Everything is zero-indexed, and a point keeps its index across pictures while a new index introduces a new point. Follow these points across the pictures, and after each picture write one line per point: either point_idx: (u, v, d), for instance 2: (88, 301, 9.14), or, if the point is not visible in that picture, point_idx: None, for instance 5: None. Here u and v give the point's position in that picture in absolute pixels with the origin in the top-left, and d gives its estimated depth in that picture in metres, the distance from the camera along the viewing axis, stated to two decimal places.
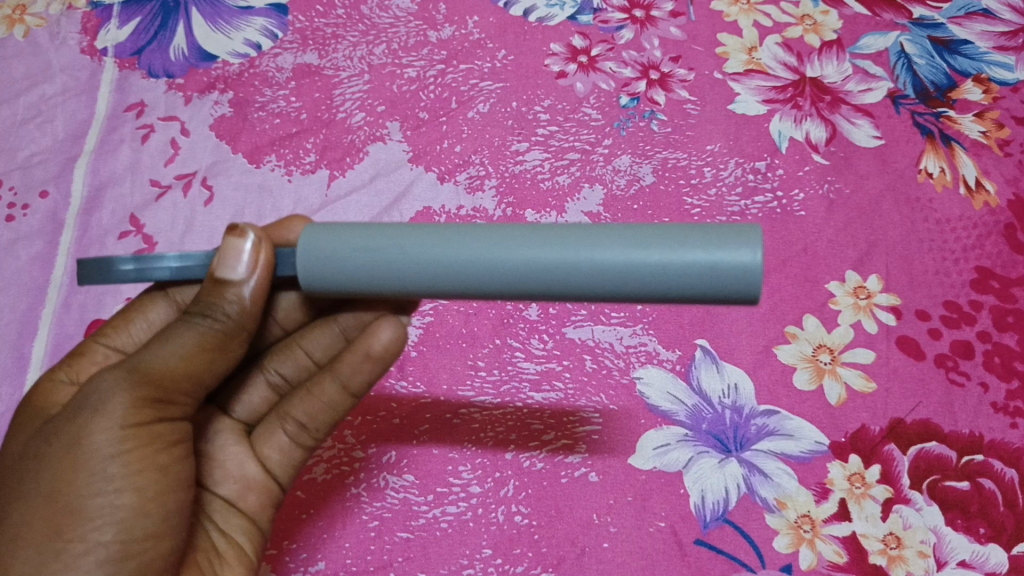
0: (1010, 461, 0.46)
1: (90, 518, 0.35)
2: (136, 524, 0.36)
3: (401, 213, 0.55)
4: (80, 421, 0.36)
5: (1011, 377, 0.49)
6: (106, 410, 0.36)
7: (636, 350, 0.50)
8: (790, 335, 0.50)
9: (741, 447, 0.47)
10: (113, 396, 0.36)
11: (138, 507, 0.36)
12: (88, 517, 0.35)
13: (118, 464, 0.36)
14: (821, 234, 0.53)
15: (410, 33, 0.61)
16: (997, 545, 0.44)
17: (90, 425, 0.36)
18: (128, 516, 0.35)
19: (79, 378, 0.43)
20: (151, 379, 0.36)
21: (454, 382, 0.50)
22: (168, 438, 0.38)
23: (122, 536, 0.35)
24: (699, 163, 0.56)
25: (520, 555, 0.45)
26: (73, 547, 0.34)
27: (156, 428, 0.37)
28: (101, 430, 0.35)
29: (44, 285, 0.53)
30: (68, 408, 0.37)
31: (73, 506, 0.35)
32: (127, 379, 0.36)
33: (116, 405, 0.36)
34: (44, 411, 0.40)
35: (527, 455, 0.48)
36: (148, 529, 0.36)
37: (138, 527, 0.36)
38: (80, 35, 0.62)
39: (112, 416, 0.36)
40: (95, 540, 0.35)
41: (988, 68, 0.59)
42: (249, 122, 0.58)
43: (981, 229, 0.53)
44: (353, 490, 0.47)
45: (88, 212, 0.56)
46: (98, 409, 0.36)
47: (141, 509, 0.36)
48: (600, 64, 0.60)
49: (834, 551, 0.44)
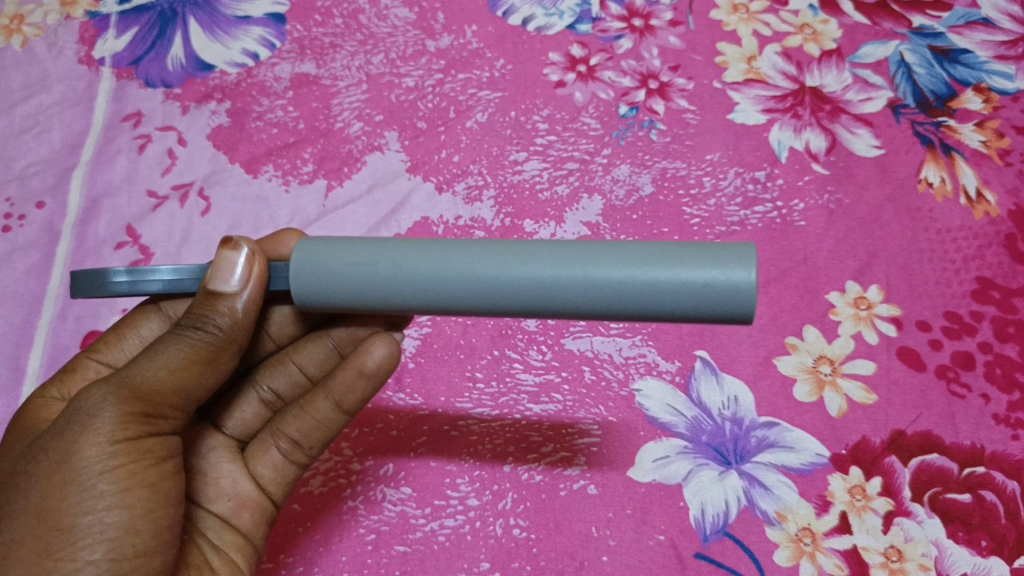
0: (1013, 473, 0.46)
1: (80, 537, 0.35)
2: (126, 543, 0.35)
3: (399, 224, 0.54)
4: (68, 438, 0.35)
5: (1013, 388, 0.48)
6: (94, 426, 0.35)
7: (636, 361, 0.50)
8: (791, 346, 0.50)
9: (741, 459, 0.47)
10: (101, 411, 0.35)
11: (128, 525, 0.36)
12: (78, 536, 0.35)
13: (107, 481, 0.35)
14: (821, 244, 0.53)
15: (409, 42, 0.61)
16: (999, 558, 0.44)
17: (78, 441, 0.35)
18: (118, 534, 0.35)
19: (69, 395, 0.43)
20: (139, 393, 0.36)
21: (452, 394, 0.50)
22: (158, 452, 0.38)
23: (113, 554, 0.35)
24: (699, 173, 0.56)
25: (519, 569, 0.45)
26: (64, 566, 0.34)
27: (146, 443, 0.37)
28: (89, 446, 0.35)
29: (40, 296, 0.53)
30: (56, 424, 0.36)
31: (62, 523, 0.35)
32: (115, 393, 0.36)
33: (105, 420, 0.35)
34: (33, 429, 0.40)
35: (526, 467, 0.47)
36: (139, 547, 0.36)
37: (129, 546, 0.35)
38: (78, 45, 0.62)
39: (100, 432, 0.35)
40: (85, 559, 0.35)
41: (988, 77, 0.59)
42: (247, 131, 0.58)
43: (982, 239, 0.53)
44: (350, 502, 0.47)
45: (84, 223, 0.55)
46: (86, 424, 0.35)
47: (131, 527, 0.36)
48: (599, 73, 0.60)
49: (835, 564, 0.44)
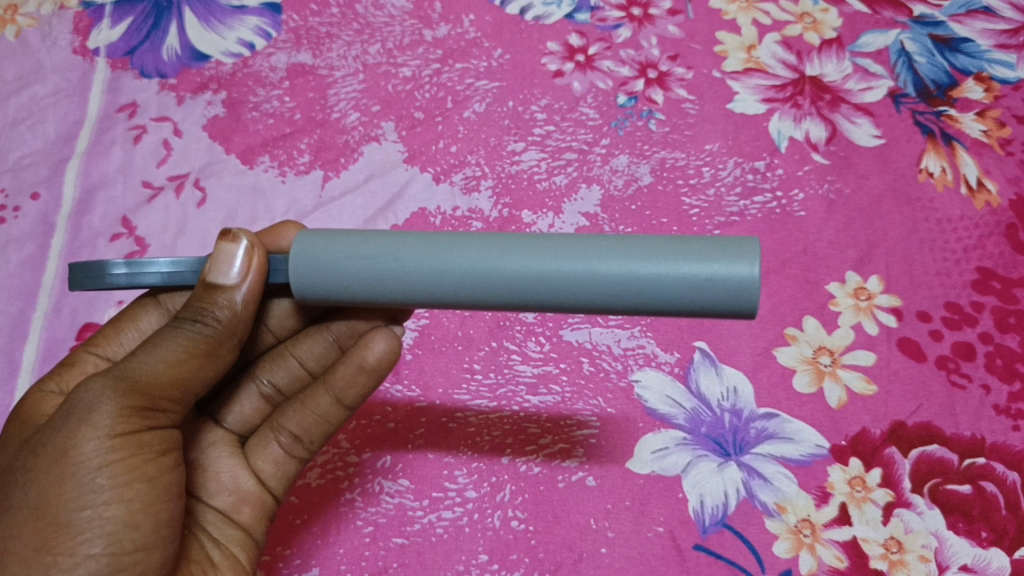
0: (1013, 464, 0.46)
1: (79, 531, 0.34)
2: (125, 537, 0.35)
3: (396, 215, 0.54)
4: (66, 431, 0.35)
5: (1013, 378, 0.48)
6: (92, 419, 0.35)
7: (635, 352, 0.50)
8: (791, 337, 0.50)
9: (741, 450, 0.47)
10: (100, 405, 0.35)
11: (127, 520, 0.35)
12: (77, 530, 0.34)
13: (106, 476, 0.35)
14: (821, 234, 0.53)
15: (405, 32, 0.61)
16: (999, 549, 0.44)
17: (76, 435, 0.35)
18: (118, 529, 0.35)
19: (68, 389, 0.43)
20: (138, 386, 0.36)
21: (450, 386, 0.49)
22: (158, 446, 0.37)
23: (112, 549, 0.35)
24: (698, 163, 0.55)
25: (517, 562, 0.44)
26: (63, 561, 0.34)
27: (145, 437, 0.37)
28: (87, 440, 0.35)
29: (35, 288, 0.53)
30: (54, 418, 0.36)
31: (61, 518, 0.34)
32: (113, 387, 0.35)
33: (103, 414, 0.35)
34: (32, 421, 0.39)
35: (524, 459, 0.47)
36: (139, 541, 0.36)
37: (128, 540, 0.35)
38: (72, 35, 0.61)
39: (98, 425, 0.35)
40: (84, 553, 0.34)
41: (989, 66, 0.59)
42: (243, 122, 0.57)
43: (983, 229, 0.53)
44: (347, 495, 0.47)
45: (79, 215, 0.55)
46: (85, 418, 0.35)
47: (130, 521, 0.35)
48: (597, 63, 0.59)
49: (835, 555, 0.44)
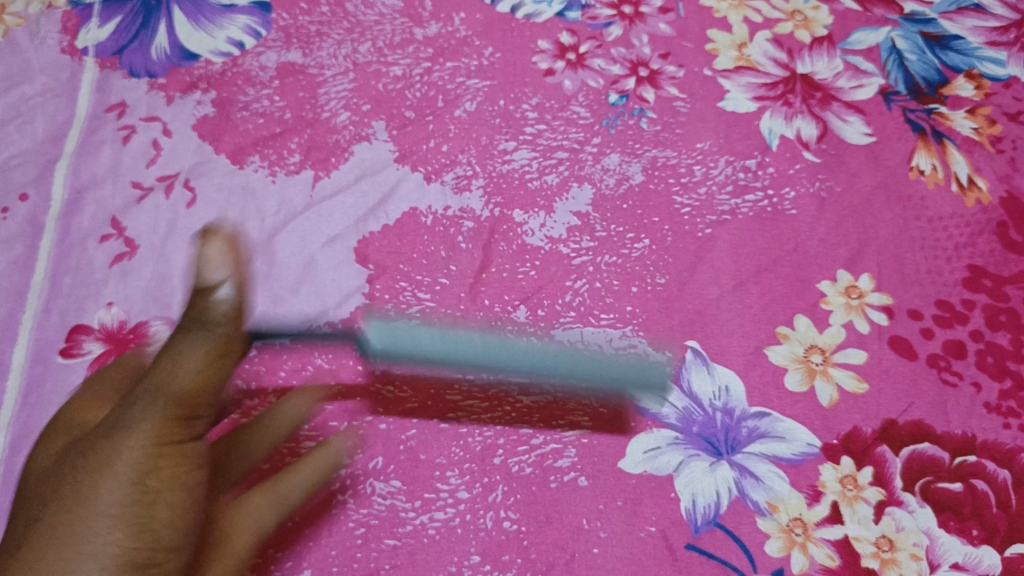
0: (1004, 462, 0.46)
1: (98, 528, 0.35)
2: (143, 536, 0.35)
3: (387, 214, 0.54)
4: (112, 438, 0.37)
5: (1004, 376, 0.48)
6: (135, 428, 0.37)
7: (627, 352, 0.50)
8: (782, 336, 0.50)
9: (732, 450, 0.47)
10: (146, 416, 0.37)
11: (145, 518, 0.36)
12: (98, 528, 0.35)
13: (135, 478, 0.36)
14: (813, 232, 0.53)
15: (396, 31, 0.61)
16: (990, 547, 0.44)
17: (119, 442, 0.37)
18: (136, 528, 0.35)
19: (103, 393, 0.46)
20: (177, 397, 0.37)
21: (442, 386, 0.49)
22: (196, 458, 0.39)
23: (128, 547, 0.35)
24: (689, 161, 0.55)
25: (509, 562, 0.44)
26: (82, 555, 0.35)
27: (185, 448, 0.38)
28: (129, 446, 0.37)
29: (24, 289, 0.52)
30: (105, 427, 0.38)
31: (87, 516, 0.36)
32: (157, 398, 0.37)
33: (149, 423, 0.37)
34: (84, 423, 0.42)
35: (516, 459, 0.46)
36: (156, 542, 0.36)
37: (145, 540, 0.35)
38: (60, 34, 0.61)
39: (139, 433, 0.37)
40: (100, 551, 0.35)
41: (979, 64, 0.59)
42: (232, 122, 0.57)
43: (974, 227, 0.53)
44: (339, 497, 0.46)
45: (68, 216, 0.54)
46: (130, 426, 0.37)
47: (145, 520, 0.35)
48: (588, 61, 0.59)
49: (826, 554, 0.44)
